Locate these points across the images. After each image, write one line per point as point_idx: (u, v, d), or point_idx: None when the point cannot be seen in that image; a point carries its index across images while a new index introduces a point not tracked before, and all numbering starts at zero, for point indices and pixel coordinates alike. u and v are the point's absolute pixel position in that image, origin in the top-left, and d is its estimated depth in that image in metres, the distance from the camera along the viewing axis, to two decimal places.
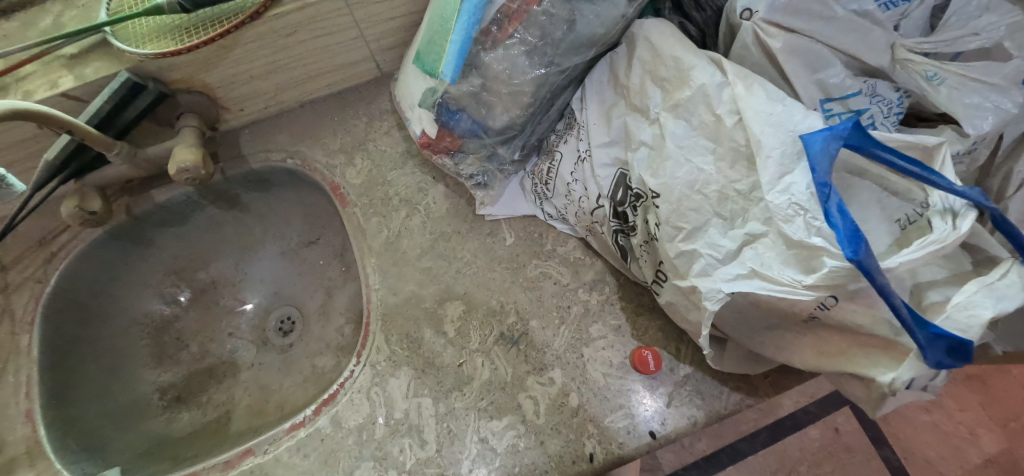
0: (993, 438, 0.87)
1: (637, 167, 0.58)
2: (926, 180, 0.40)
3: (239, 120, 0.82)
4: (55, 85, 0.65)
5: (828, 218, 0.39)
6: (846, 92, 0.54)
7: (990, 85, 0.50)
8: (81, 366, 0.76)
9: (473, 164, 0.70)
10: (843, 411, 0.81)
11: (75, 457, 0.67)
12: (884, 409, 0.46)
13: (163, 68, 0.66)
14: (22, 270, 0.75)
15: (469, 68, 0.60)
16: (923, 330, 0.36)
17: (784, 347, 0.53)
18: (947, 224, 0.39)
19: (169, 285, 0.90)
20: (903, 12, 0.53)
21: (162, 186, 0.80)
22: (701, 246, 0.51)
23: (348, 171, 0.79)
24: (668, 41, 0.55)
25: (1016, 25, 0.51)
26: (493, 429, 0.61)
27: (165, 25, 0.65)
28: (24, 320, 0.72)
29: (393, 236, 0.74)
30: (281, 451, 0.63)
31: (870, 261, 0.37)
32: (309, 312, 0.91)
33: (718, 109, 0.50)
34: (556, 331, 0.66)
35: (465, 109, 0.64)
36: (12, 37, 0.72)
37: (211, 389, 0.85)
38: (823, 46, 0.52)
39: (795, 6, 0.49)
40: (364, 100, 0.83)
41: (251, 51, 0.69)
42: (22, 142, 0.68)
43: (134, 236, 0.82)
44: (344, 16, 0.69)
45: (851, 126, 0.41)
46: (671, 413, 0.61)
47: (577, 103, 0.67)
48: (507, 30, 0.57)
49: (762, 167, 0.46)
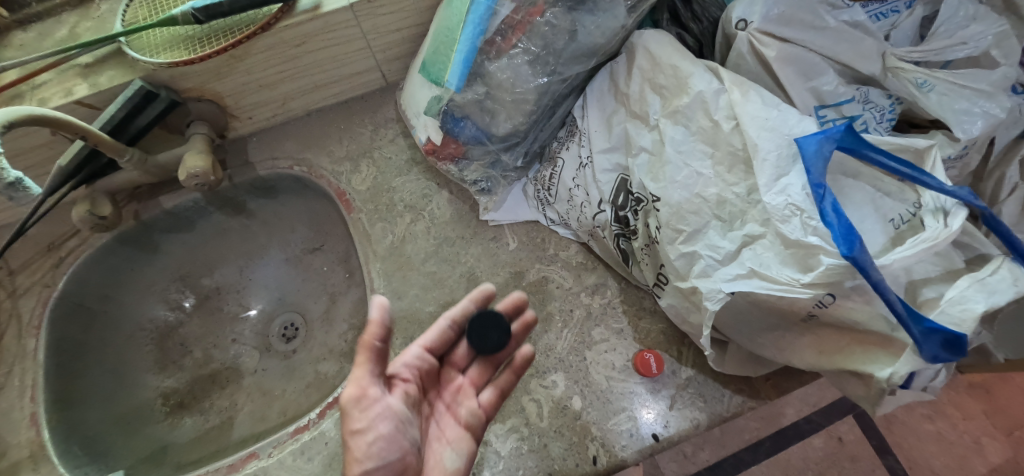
0: (997, 447, 0.87)
1: (638, 172, 0.59)
2: (916, 180, 0.42)
3: (248, 128, 0.84)
4: (70, 93, 0.67)
5: (823, 217, 0.40)
6: (839, 99, 0.55)
7: (978, 91, 0.52)
8: (85, 371, 0.77)
9: (477, 170, 0.72)
10: (847, 420, 0.81)
11: (79, 462, 0.68)
12: (884, 408, 0.47)
13: (176, 77, 0.69)
14: (31, 274, 0.77)
15: (473, 77, 0.62)
16: (917, 324, 0.37)
17: (784, 347, 0.53)
18: (939, 221, 0.41)
19: (174, 291, 0.90)
20: (892, 23, 0.56)
21: (172, 192, 0.82)
22: (701, 247, 0.52)
23: (353, 177, 0.81)
24: (666, 51, 0.57)
25: (1003, 34, 0.52)
26: (497, 432, 0.62)
27: (179, 35, 0.67)
28: (30, 323, 0.74)
29: (397, 242, 0.75)
30: (284, 455, 0.63)
31: (865, 257, 0.38)
32: (312, 318, 0.90)
33: (716, 115, 0.52)
34: (559, 334, 0.67)
35: (469, 116, 0.66)
36: (27, 47, 0.74)
37: (214, 395, 0.84)
38: (816, 55, 0.54)
39: (788, 16, 0.52)
40: (370, 109, 0.85)
41: (261, 60, 0.71)
42: (36, 148, 0.70)
43: (142, 241, 0.84)
44: (351, 28, 0.71)
45: (844, 128, 0.43)
46: (674, 415, 0.62)
47: (578, 111, 0.69)
48: (510, 40, 0.60)
49: (759, 170, 0.48)
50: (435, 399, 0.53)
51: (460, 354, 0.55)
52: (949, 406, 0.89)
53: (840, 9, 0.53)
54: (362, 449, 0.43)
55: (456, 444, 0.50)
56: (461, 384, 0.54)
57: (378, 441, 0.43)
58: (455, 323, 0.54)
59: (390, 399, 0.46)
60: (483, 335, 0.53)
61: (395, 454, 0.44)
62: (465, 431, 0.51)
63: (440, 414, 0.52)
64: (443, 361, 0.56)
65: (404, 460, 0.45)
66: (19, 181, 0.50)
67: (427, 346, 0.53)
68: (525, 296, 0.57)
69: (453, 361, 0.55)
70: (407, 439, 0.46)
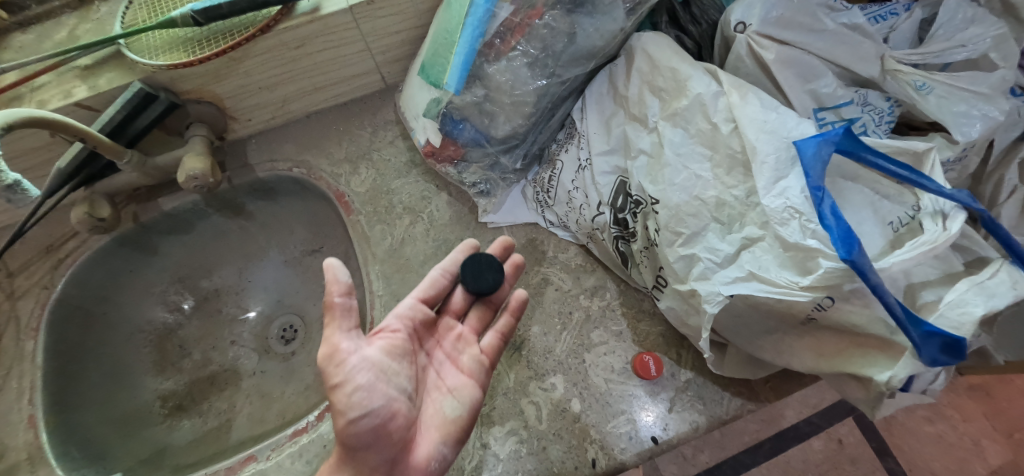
0: (997, 449, 0.86)
1: (636, 174, 0.59)
2: (915, 183, 0.42)
3: (247, 129, 0.84)
4: (69, 96, 0.67)
5: (822, 220, 0.40)
6: (838, 102, 0.55)
7: (977, 94, 0.52)
8: (83, 373, 0.77)
9: (476, 172, 0.72)
10: (847, 422, 0.81)
11: (77, 464, 0.67)
12: (883, 411, 0.47)
13: (175, 79, 0.69)
14: (29, 276, 0.77)
15: (472, 79, 0.62)
16: (916, 327, 0.37)
17: (783, 350, 0.53)
18: (937, 225, 0.41)
19: (173, 293, 0.90)
20: (892, 25, 0.56)
21: (171, 194, 0.82)
22: (699, 250, 0.52)
23: (352, 179, 0.81)
24: (664, 53, 0.57)
25: (1002, 37, 0.53)
26: (496, 435, 0.62)
27: (178, 37, 0.68)
28: (29, 326, 0.74)
29: (396, 244, 0.75)
30: (283, 457, 0.63)
31: (863, 260, 0.38)
32: (311, 320, 0.90)
33: (714, 117, 0.52)
34: (558, 337, 0.67)
35: (468, 119, 0.66)
36: (27, 49, 0.74)
37: (212, 397, 0.84)
38: (815, 58, 0.54)
39: (787, 19, 0.52)
40: (369, 110, 0.85)
41: (260, 63, 0.71)
42: (35, 150, 0.70)
43: (140, 243, 0.84)
44: (350, 30, 0.71)
45: (842, 131, 0.43)
46: (673, 418, 0.61)
47: (577, 113, 0.69)
48: (509, 43, 0.60)
49: (757, 172, 0.48)
50: (434, 349, 0.56)
51: (457, 303, 0.59)
52: (949, 408, 0.88)
53: (839, 12, 0.54)
54: (344, 400, 0.44)
55: (458, 391, 0.52)
56: (461, 332, 0.58)
57: (358, 392, 0.44)
58: (448, 272, 0.58)
59: (371, 350, 0.48)
60: (479, 277, 0.57)
61: (379, 401, 0.45)
62: (469, 374, 0.54)
63: (441, 362, 0.55)
64: (441, 311, 0.59)
65: (390, 405, 0.46)
66: (18, 183, 0.50)
67: (423, 297, 0.57)
68: (512, 239, 0.62)
69: (451, 310, 0.59)
70: (390, 388, 0.47)
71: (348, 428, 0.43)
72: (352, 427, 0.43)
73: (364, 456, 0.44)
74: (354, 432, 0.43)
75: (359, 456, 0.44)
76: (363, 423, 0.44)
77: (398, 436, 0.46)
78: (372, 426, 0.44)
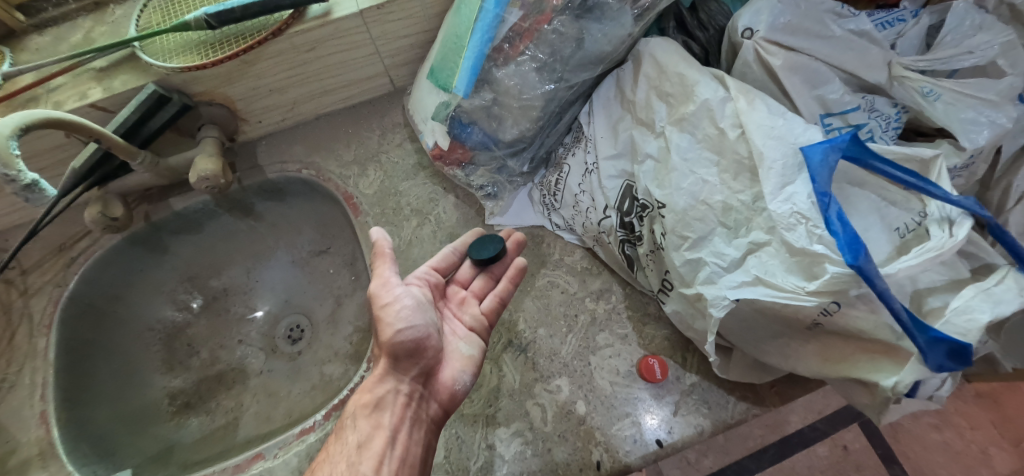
0: (1005, 457, 0.86)
1: (643, 179, 0.60)
2: (922, 189, 0.42)
3: (258, 131, 0.85)
4: (84, 97, 0.68)
5: (829, 225, 0.41)
6: (845, 108, 0.55)
7: (985, 100, 0.51)
8: (94, 369, 0.78)
9: (483, 175, 0.73)
10: (852, 429, 0.80)
11: (87, 460, 0.68)
12: (889, 417, 0.47)
13: (188, 82, 0.70)
14: (42, 274, 0.79)
15: (480, 84, 0.64)
16: (923, 333, 0.38)
17: (789, 355, 0.53)
18: (944, 231, 0.41)
19: (182, 292, 0.91)
20: (899, 31, 0.57)
21: (182, 195, 0.83)
22: (705, 254, 0.53)
23: (361, 181, 0.81)
24: (672, 59, 0.58)
25: (1010, 44, 0.52)
26: (501, 436, 0.62)
27: (191, 40, 0.69)
28: (41, 323, 0.76)
29: (404, 245, 0.76)
30: (290, 455, 0.64)
31: (870, 266, 0.38)
32: (318, 321, 0.90)
33: (721, 123, 0.53)
34: (563, 339, 0.67)
35: (476, 122, 0.67)
36: (42, 51, 0.75)
37: (220, 395, 0.84)
38: (822, 64, 0.55)
39: (794, 25, 0.53)
40: (378, 113, 0.86)
41: (271, 66, 0.72)
42: (50, 150, 0.72)
43: (151, 243, 0.85)
44: (360, 34, 0.72)
45: (849, 138, 0.44)
46: (678, 421, 0.61)
47: (584, 117, 0.69)
48: (518, 47, 0.61)
49: (764, 178, 0.48)
50: (444, 308, 0.62)
51: (464, 273, 0.65)
52: (955, 415, 0.88)
53: (846, 18, 0.55)
54: (393, 314, 0.52)
55: (469, 337, 0.60)
56: (467, 296, 0.63)
57: (405, 311, 0.53)
58: (458, 248, 0.65)
59: (410, 288, 0.56)
60: (482, 247, 0.63)
61: (420, 319, 0.54)
62: (472, 332, 0.61)
63: (451, 318, 0.61)
64: (450, 281, 0.65)
65: (428, 326, 0.54)
66: (35, 183, 0.51)
67: (435, 267, 0.63)
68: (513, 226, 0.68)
69: (458, 280, 0.65)
70: (428, 315, 0.55)
71: (396, 341, 0.52)
72: (398, 336, 0.52)
73: (405, 366, 0.53)
74: (400, 345, 0.52)
75: (401, 372, 0.53)
76: (407, 333, 0.52)
77: (432, 354, 0.55)
78: (414, 338, 0.53)
